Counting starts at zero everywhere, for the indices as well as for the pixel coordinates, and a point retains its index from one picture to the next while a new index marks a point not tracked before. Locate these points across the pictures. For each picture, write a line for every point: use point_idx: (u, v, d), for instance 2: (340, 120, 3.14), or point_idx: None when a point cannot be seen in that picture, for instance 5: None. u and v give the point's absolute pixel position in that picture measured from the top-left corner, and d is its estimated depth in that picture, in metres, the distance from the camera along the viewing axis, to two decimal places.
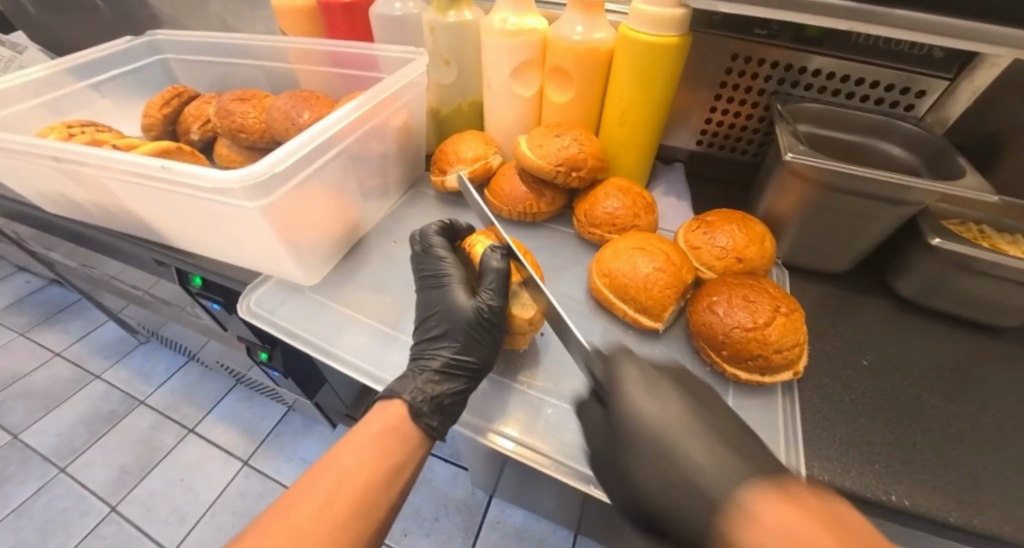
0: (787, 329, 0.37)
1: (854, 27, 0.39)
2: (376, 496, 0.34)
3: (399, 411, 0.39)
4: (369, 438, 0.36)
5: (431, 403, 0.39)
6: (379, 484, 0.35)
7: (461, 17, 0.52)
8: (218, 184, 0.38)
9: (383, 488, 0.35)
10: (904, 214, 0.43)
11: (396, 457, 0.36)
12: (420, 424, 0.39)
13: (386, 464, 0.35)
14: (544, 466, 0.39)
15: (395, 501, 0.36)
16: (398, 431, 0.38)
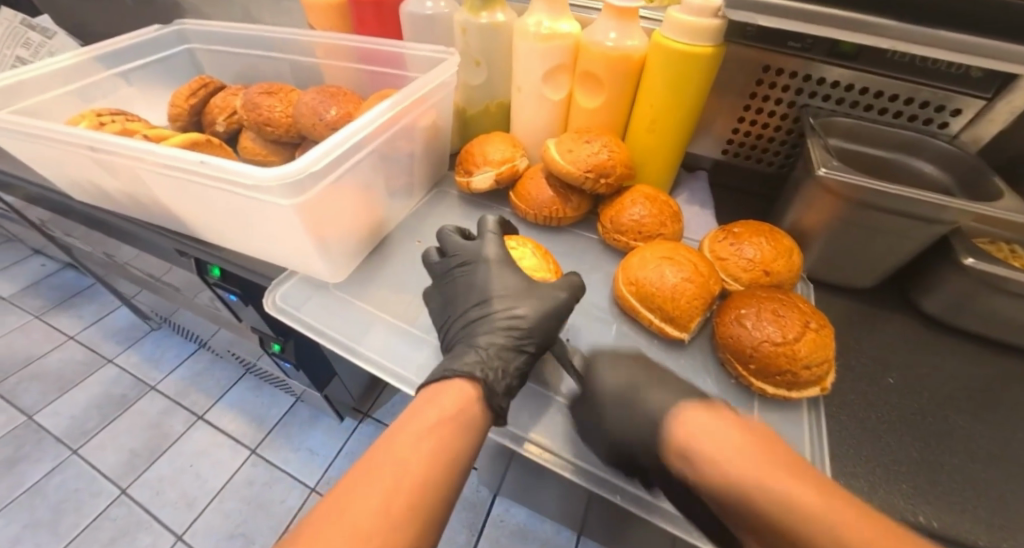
0: (817, 345, 0.37)
1: (896, 46, 0.39)
2: (432, 496, 0.31)
3: (464, 392, 0.37)
4: (425, 430, 0.33)
5: (502, 382, 0.39)
6: (436, 484, 0.32)
7: (494, 19, 0.52)
8: (256, 181, 0.38)
9: (440, 488, 0.32)
10: (936, 232, 0.43)
11: (453, 452, 0.33)
12: (489, 406, 0.38)
13: (443, 461, 0.32)
14: (552, 466, 0.40)
15: (451, 501, 0.33)
16: (456, 422, 0.35)
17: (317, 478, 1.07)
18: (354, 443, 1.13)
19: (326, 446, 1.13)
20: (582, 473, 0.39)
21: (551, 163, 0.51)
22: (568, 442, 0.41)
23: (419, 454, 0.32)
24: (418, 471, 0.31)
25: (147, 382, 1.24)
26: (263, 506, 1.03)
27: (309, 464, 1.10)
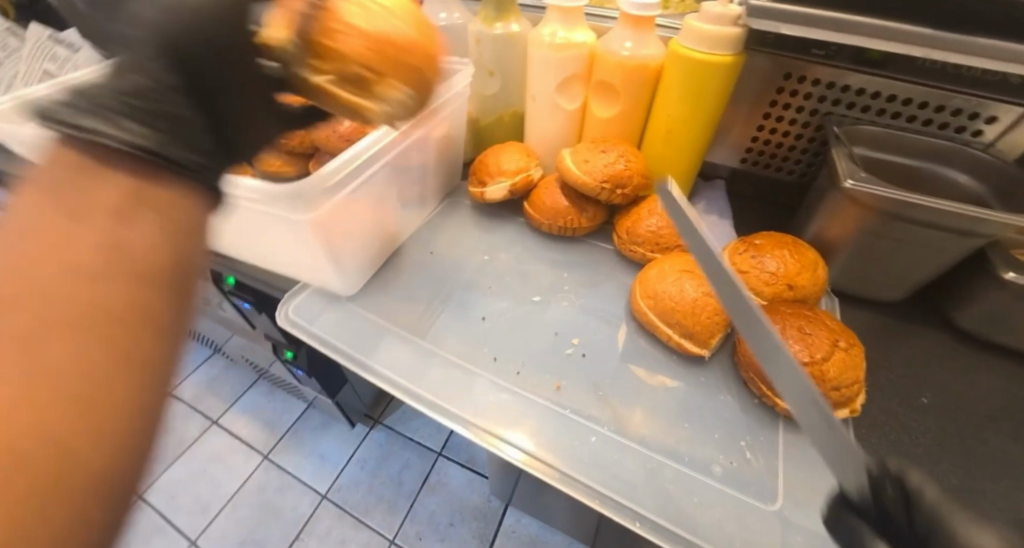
0: (846, 366, 0.36)
1: (927, 53, 0.37)
2: (115, 295, 0.17)
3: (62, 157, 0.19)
4: (57, 207, 0.18)
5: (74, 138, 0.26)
6: (111, 287, 0.17)
7: (509, 29, 0.52)
8: (273, 196, 0.38)
9: (128, 295, 0.18)
10: (972, 245, 0.41)
11: (100, 227, 0.18)
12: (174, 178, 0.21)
13: (108, 225, 0.18)
14: (556, 484, 0.35)
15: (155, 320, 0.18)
16: (113, 199, 0.19)
17: (329, 485, 1.07)
18: (365, 450, 1.13)
19: (337, 452, 1.13)
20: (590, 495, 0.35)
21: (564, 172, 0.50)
22: (577, 459, 0.37)
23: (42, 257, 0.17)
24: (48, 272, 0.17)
25: None
26: (275, 512, 1.03)
27: (320, 471, 1.10)
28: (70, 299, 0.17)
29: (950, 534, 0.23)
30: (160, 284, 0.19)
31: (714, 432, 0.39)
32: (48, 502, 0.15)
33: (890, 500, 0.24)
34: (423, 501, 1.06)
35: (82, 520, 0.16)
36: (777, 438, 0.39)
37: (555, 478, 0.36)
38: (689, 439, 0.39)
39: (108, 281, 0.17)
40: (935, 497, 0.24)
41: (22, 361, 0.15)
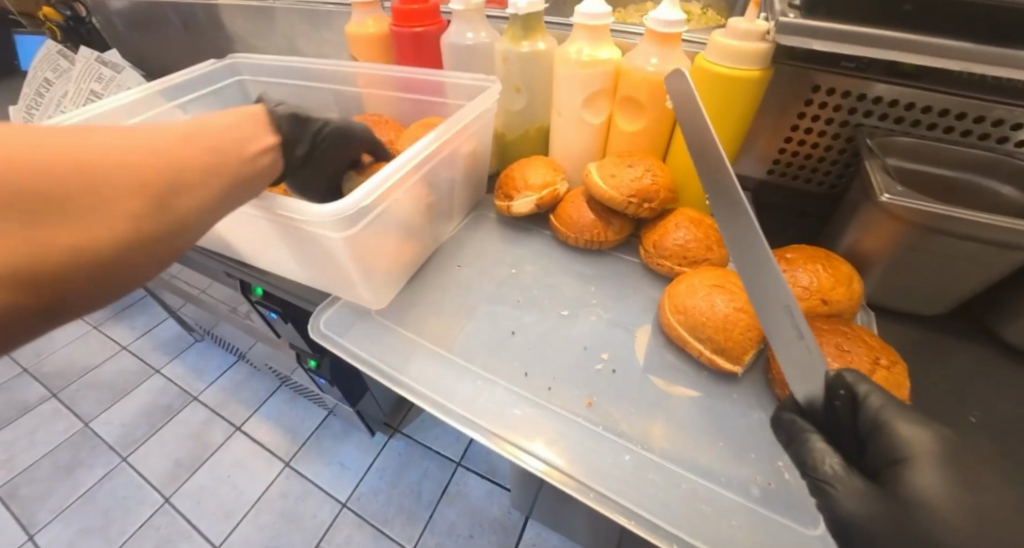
0: (888, 385, 0.35)
1: (967, 67, 0.37)
2: (231, 182, 0.35)
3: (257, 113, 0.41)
4: (228, 120, 0.38)
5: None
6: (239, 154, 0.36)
7: (535, 48, 0.53)
8: (311, 217, 0.39)
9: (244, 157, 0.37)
10: (1018, 260, 0.40)
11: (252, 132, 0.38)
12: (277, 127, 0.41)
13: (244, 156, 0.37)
14: (585, 499, 0.35)
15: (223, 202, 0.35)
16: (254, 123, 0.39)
17: (349, 493, 1.08)
18: (384, 459, 1.14)
19: (357, 461, 1.14)
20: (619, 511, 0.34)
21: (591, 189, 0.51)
22: (606, 474, 0.37)
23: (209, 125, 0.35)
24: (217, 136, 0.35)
25: (190, 393, 1.29)
26: (296, 520, 1.04)
27: (341, 478, 1.11)
28: (206, 170, 0.33)
29: (890, 433, 0.29)
30: (257, 172, 0.38)
31: (749, 451, 0.38)
32: (117, 244, 0.28)
33: (836, 406, 0.31)
34: (443, 512, 1.05)
35: (113, 261, 0.28)
36: None
37: (572, 487, 0.36)
38: (723, 457, 0.38)
39: (233, 158, 0.36)
40: (879, 404, 0.30)
41: (173, 179, 0.31)
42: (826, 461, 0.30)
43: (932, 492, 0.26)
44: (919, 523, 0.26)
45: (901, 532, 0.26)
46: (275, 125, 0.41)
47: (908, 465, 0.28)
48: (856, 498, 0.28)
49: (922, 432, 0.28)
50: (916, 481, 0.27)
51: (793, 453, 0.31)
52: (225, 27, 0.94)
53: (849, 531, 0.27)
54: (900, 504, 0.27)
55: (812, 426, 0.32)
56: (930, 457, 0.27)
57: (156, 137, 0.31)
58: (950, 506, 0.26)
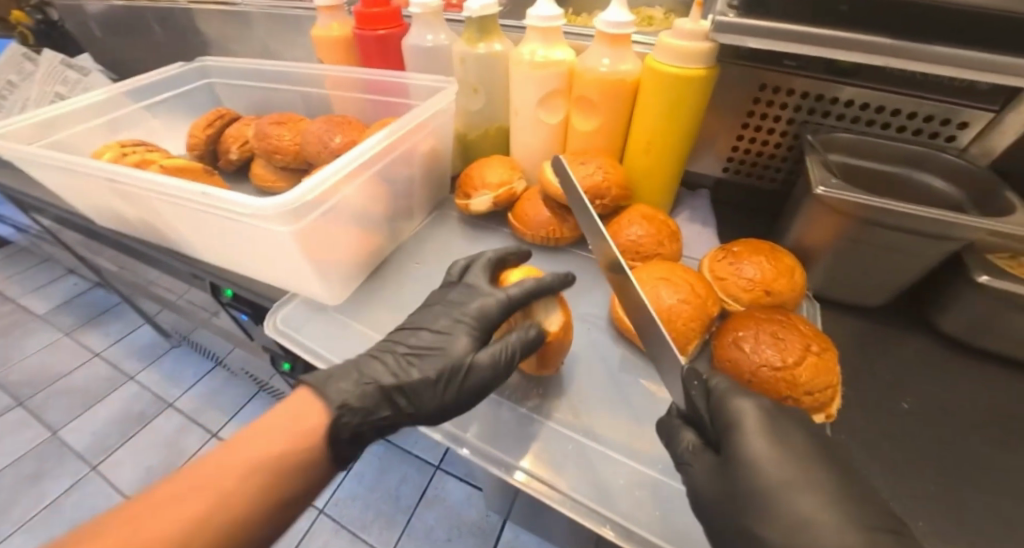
0: (818, 370, 0.36)
1: (890, 63, 0.38)
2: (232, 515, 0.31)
3: (316, 417, 0.36)
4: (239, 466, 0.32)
5: (350, 424, 0.38)
6: (246, 510, 0.31)
7: (491, 49, 0.54)
8: (254, 210, 0.40)
9: (256, 514, 0.32)
10: (947, 250, 0.42)
11: (286, 474, 0.33)
12: (330, 446, 0.36)
13: (257, 473, 0.32)
14: (561, 508, 0.36)
15: (258, 516, 0.32)
16: (301, 444, 0.35)
17: (325, 499, 1.07)
18: (362, 464, 1.13)
19: None
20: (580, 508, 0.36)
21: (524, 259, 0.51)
22: (569, 472, 0.39)
23: (254, 452, 0.33)
24: (232, 488, 0.31)
25: (165, 400, 1.27)
26: None
27: None
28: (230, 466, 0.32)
29: (727, 409, 0.33)
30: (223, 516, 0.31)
31: None
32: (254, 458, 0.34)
33: (694, 396, 0.34)
34: (421, 516, 1.05)
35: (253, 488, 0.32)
36: None
37: (535, 485, 0.38)
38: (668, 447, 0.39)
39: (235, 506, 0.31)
40: (722, 387, 0.34)
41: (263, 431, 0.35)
42: (685, 441, 0.35)
43: (758, 456, 0.31)
44: (740, 485, 0.31)
45: (728, 494, 0.31)
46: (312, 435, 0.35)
47: (742, 437, 0.32)
48: (704, 474, 0.33)
49: (755, 407, 0.32)
50: (749, 446, 0.31)
51: (667, 440, 0.37)
52: (200, 30, 0.95)
53: (700, 499, 0.32)
54: (735, 475, 0.31)
55: (679, 419, 0.37)
56: (757, 428, 0.32)
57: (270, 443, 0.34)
58: (774, 468, 0.30)
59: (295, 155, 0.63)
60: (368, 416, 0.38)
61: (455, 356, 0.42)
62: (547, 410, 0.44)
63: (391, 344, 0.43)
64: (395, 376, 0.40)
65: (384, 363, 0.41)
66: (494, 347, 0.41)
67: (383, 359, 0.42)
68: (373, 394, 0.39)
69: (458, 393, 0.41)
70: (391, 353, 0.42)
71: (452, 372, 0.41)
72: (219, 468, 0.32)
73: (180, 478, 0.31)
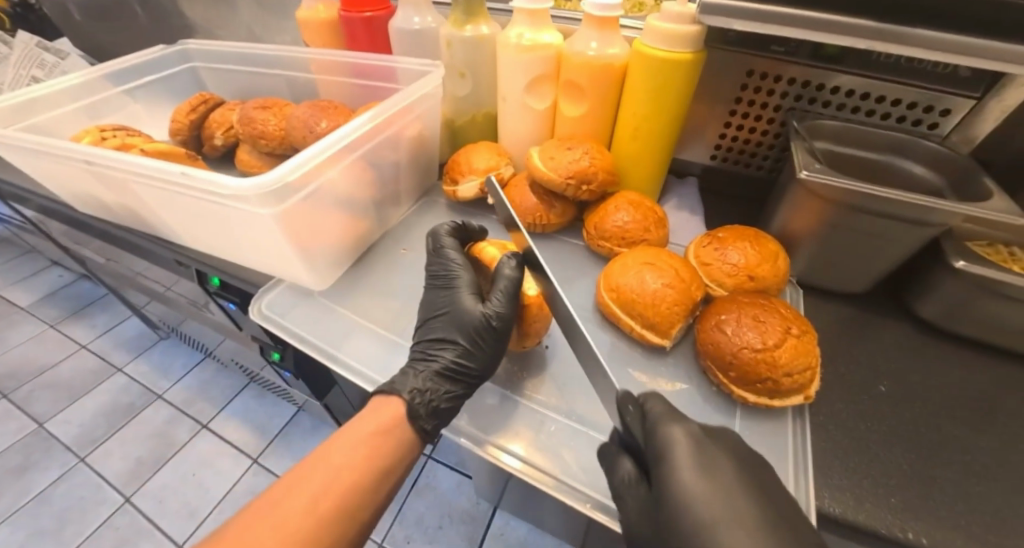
0: (798, 352, 0.36)
1: (875, 46, 0.38)
2: (348, 511, 0.35)
3: (394, 410, 0.39)
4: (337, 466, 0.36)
5: (429, 407, 0.39)
6: (356, 496, 0.35)
7: (478, 32, 0.54)
8: (236, 191, 0.39)
9: (365, 495, 0.36)
10: (927, 235, 0.42)
11: (383, 463, 0.37)
12: (416, 427, 0.39)
13: (365, 468, 0.36)
14: (553, 492, 0.37)
15: (377, 502, 0.37)
16: (388, 435, 0.38)
17: None
18: None
19: None
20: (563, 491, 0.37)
21: (476, 226, 0.51)
22: (551, 454, 0.39)
23: (351, 452, 0.36)
24: (342, 480, 0.35)
25: (154, 391, 1.26)
26: None
27: None
28: (331, 467, 0.36)
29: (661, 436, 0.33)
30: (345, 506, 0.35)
31: None
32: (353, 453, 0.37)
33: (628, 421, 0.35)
34: (412, 504, 1.05)
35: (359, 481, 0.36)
36: (734, 425, 0.40)
37: (519, 469, 0.38)
38: None
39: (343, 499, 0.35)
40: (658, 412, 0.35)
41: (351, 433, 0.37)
42: (622, 470, 0.35)
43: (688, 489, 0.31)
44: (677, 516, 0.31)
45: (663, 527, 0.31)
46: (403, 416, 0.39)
47: (674, 471, 0.32)
48: (636, 507, 0.34)
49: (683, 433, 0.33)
50: (682, 477, 0.32)
51: (608, 467, 0.37)
52: (183, 14, 0.92)
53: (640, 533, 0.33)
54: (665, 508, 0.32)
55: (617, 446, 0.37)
56: (689, 461, 0.32)
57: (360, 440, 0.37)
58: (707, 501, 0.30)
59: (280, 139, 0.62)
60: (439, 394, 0.40)
61: (468, 320, 0.43)
62: (528, 391, 0.44)
63: (417, 342, 0.44)
64: (435, 357, 0.42)
65: (421, 355, 0.43)
66: (502, 289, 0.43)
67: (420, 349, 0.43)
68: (431, 380, 0.40)
69: (492, 342, 0.43)
70: (420, 346, 0.43)
71: (478, 330, 0.43)
72: (326, 468, 0.36)
73: (294, 474, 0.36)
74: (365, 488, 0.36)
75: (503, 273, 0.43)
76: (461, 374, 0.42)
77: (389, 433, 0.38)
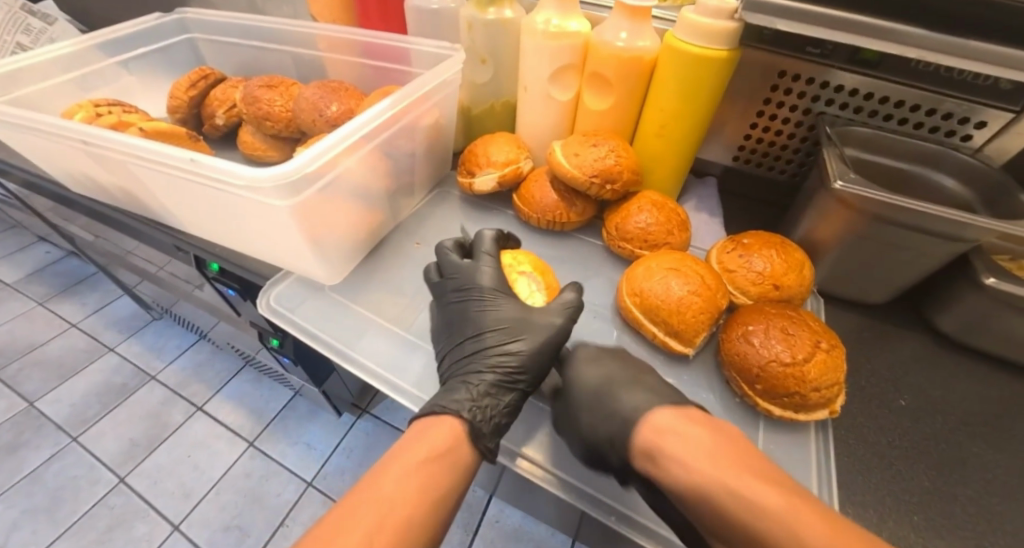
0: (827, 368, 0.36)
1: (923, 55, 0.37)
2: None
3: (450, 431, 0.37)
4: (391, 496, 0.33)
5: (491, 424, 0.38)
6: (413, 530, 0.32)
7: (501, 15, 0.51)
8: (250, 181, 0.37)
9: (422, 531, 0.33)
10: (955, 250, 0.41)
11: (440, 491, 0.34)
12: (471, 448, 0.37)
13: (423, 499, 0.33)
14: (541, 482, 0.39)
15: (435, 534, 0.34)
16: (444, 460, 0.35)
17: (314, 473, 1.06)
18: (351, 439, 1.11)
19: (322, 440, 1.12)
20: (568, 491, 0.39)
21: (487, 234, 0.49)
22: (563, 461, 0.40)
23: (404, 482, 0.33)
24: (398, 513, 0.32)
25: (147, 372, 1.23)
26: (259, 499, 1.02)
27: (306, 458, 1.08)
28: (383, 499, 0.32)
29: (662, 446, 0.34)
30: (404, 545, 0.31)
31: None
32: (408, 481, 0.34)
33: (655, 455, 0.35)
34: None
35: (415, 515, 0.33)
36: (756, 437, 0.40)
37: (539, 476, 0.39)
38: None
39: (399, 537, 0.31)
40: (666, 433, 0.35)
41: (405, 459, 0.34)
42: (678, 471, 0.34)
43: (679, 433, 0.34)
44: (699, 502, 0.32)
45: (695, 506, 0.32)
46: (464, 438, 0.37)
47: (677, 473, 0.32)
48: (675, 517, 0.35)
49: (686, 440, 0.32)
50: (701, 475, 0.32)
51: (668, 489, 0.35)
52: None
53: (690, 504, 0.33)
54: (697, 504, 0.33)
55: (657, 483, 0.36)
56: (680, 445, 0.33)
57: (414, 468, 0.34)
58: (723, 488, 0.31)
59: (285, 123, 0.60)
60: (499, 410, 0.39)
61: (513, 333, 0.43)
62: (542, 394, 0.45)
63: (458, 362, 0.42)
64: (486, 369, 0.41)
65: (468, 372, 0.41)
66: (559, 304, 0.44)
67: (467, 366, 0.42)
68: (486, 396, 0.39)
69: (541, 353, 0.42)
70: (467, 364, 0.42)
71: (517, 335, 0.43)
72: (380, 497, 0.32)
73: (346, 506, 0.33)
74: (423, 523, 0.33)
75: (565, 295, 0.45)
76: (514, 382, 0.41)
77: (445, 458, 0.35)
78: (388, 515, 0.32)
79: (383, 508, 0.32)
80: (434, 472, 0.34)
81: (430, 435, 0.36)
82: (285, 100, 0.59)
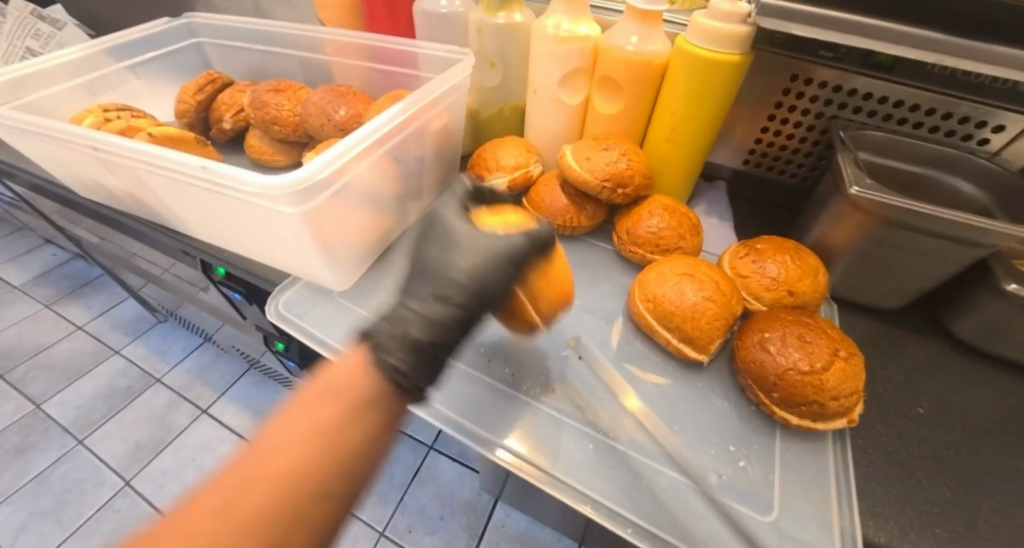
0: (845, 376, 0.35)
1: (942, 59, 0.36)
2: (292, 499, 0.27)
3: (352, 366, 0.33)
4: (277, 443, 0.29)
5: (403, 335, 0.34)
6: (305, 477, 0.28)
7: (511, 19, 0.51)
8: (262, 188, 0.37)
9: (319, 478, 0.28)
10: (974, 255, 0.41)
11: (334, 432, 0.29)
12: (378, 380, 0.32)
13: (312, 441, 0.29)
14: (545, 486, 0.37)
15: (341, 484, 0.29)
16: (341, 398, 0.31)
17: None
18: None
19: None
20: (575, 496, 0.36)
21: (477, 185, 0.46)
22: (571, 466, 0.38)
23: (295, 428, 0.29)
24: (280, 459, 0.28)
25: (152, 374, 1.24)
26: None
27: None
28: (269, 448, 0.29)
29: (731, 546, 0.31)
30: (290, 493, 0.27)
31: (709, 446, 0.39)
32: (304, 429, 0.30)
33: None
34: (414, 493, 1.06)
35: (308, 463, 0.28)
36: (772, 445, 0.39)
37: (543, 480, 0.37)
38: (684, 445, 0.39)
39: (286, 488, 0.27)
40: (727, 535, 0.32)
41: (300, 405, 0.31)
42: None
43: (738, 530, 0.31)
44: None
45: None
46: (371, 367, 0.33)
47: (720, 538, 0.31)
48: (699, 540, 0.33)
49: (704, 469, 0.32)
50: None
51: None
52: None
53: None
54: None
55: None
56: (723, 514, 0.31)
57: (305, 412, 0.30)
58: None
59: (292, 127, 0.59)
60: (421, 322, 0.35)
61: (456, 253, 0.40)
62: (541, 393, 0.43)
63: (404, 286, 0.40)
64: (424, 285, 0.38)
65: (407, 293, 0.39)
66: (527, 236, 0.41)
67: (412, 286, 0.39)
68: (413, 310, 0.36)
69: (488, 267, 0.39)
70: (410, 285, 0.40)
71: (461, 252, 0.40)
72: (267, 446, 0.29)
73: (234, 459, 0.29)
74: (319, 470, 0.28)
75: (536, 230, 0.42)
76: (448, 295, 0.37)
77: (342, 396, 0.31)
78: (271, 461, 0.28)
79: (265, 457, 0.28)
80: (328, 413, 0.30)
81: (330, 375, 0.32)
82: (292, 103, 0.59)
